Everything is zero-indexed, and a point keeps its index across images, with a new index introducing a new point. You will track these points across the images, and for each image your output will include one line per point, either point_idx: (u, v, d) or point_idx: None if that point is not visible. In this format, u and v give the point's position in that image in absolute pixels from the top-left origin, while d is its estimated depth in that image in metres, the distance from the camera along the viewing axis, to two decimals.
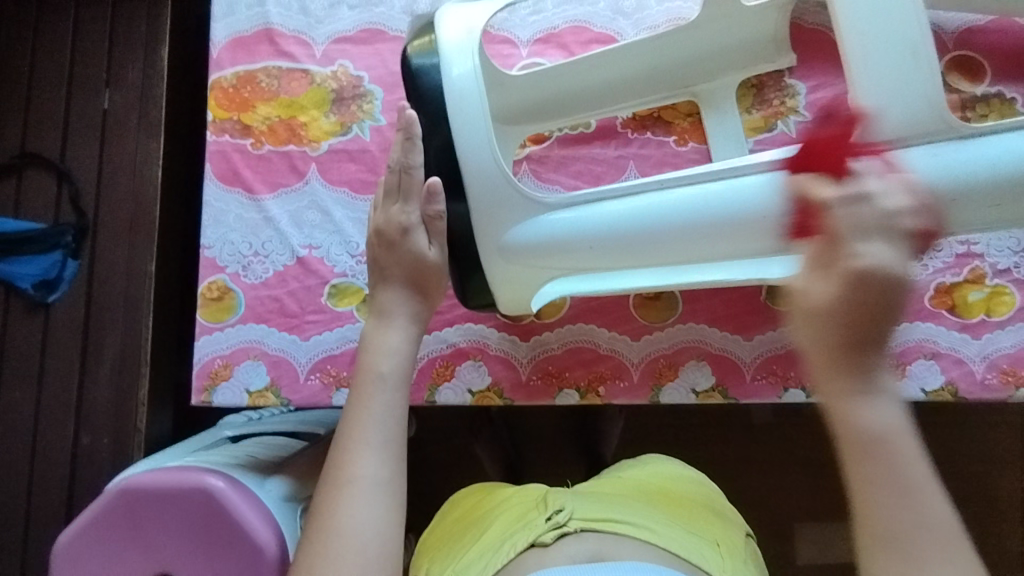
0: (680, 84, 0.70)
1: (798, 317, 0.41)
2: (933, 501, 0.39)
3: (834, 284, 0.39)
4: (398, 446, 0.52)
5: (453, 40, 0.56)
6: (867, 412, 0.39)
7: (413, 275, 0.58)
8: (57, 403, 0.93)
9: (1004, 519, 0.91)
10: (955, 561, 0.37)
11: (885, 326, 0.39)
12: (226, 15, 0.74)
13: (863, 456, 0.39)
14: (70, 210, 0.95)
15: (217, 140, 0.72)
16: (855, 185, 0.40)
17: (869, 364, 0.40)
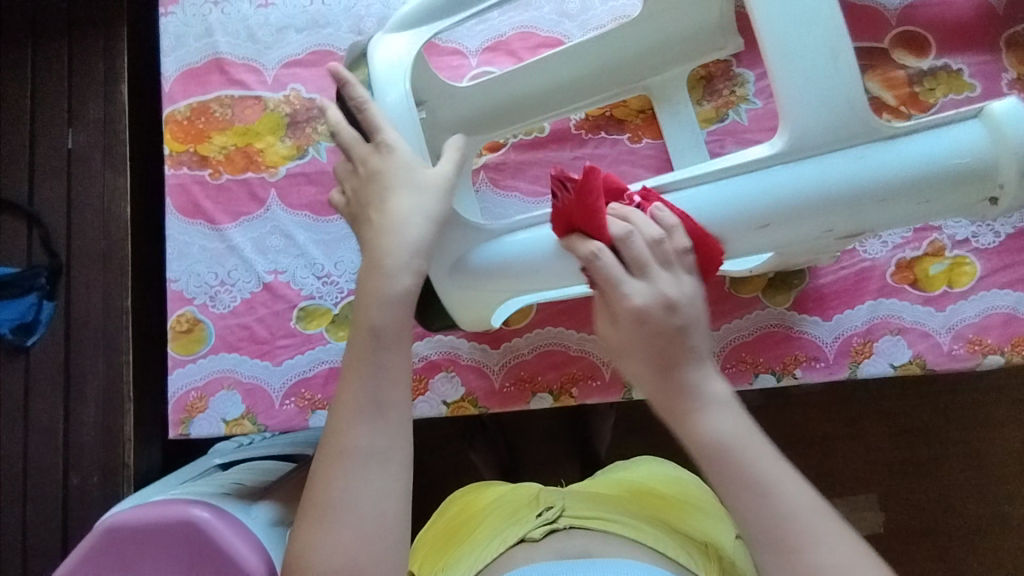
0: (630, 80, 0.69)
1: (623, 359, 0.49)
2: (787, 485, 0.43)
3: (628, 328, 0.47)
4: (397, 410, 0.48)
5: (384, 68, 0.55)
6: (702, 422, 0.46)
7: (425, 188, 0.52)
8: (45, 444, 0.93)
9: (991, 482, 0.92)
10: (822, 536, 0.42)
11: (686, 343, 0.47)
12: (175, 48, 0.75)
13: (709, 464, 0.45)
14: (42, 251, 0.95)
15: (176, 173, 0.73)
16: (614, 236, 0.47)
17: (680, 386, 0.47)
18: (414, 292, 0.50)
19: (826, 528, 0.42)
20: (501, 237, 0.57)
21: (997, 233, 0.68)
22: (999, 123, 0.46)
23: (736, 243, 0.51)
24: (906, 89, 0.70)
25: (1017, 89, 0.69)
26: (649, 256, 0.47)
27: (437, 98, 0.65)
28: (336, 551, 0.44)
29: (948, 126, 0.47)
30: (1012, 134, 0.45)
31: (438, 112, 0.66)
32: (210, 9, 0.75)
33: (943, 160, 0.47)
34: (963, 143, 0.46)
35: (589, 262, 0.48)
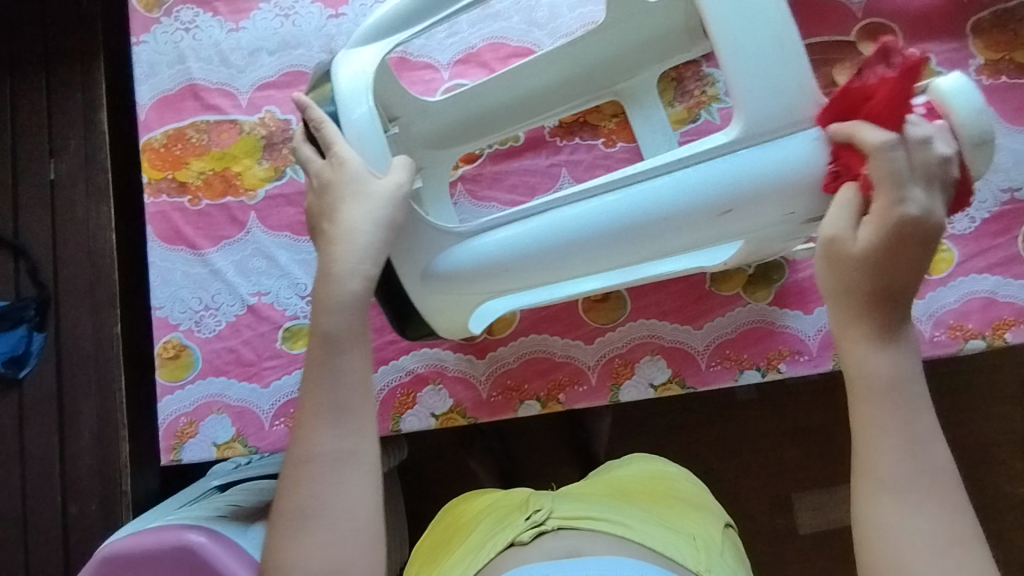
0: (603, 85, 0.69)
1: (830, 256, 0.47)
2: (939, 452, 0.44)
3: (874, 232, 0.44)
4: (357, 414, 0.51)
5: (347, 83, 0.55)
6: (879, 352, 0.45)
7: (370, 199, 0.52)
8: (43, 475, 0.94)
9: (987, 462, 0.92)
10: (954, 506, 0.43)
11: (914, 276, 0.45)
12: (149, 76, 0.75)
13: (882, 395, 0.45)
14: (30, 283, 0.95)
15: (156, 201, 0.73)
16: (905, 134, 0.44)
17: (888, 313, 0.45)
18: (364, 294, 0.53)
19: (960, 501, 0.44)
20: (471, 240, 0.58)
21: (973, 218, 0.68)
22: (945, 96, 0.46)
23: (701, 229, 0.52)
24: None
25: (984, 75, 0.70)
26: (936, 172, 0.44)
27: (411, 114, 0.67)
28: (313, 550, 0.49)
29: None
30: (956, 107, 0.45)
31: (413, 129, 0.67)
32: (181, 36, 0.75)
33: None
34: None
35: (868, 154, 0.44)
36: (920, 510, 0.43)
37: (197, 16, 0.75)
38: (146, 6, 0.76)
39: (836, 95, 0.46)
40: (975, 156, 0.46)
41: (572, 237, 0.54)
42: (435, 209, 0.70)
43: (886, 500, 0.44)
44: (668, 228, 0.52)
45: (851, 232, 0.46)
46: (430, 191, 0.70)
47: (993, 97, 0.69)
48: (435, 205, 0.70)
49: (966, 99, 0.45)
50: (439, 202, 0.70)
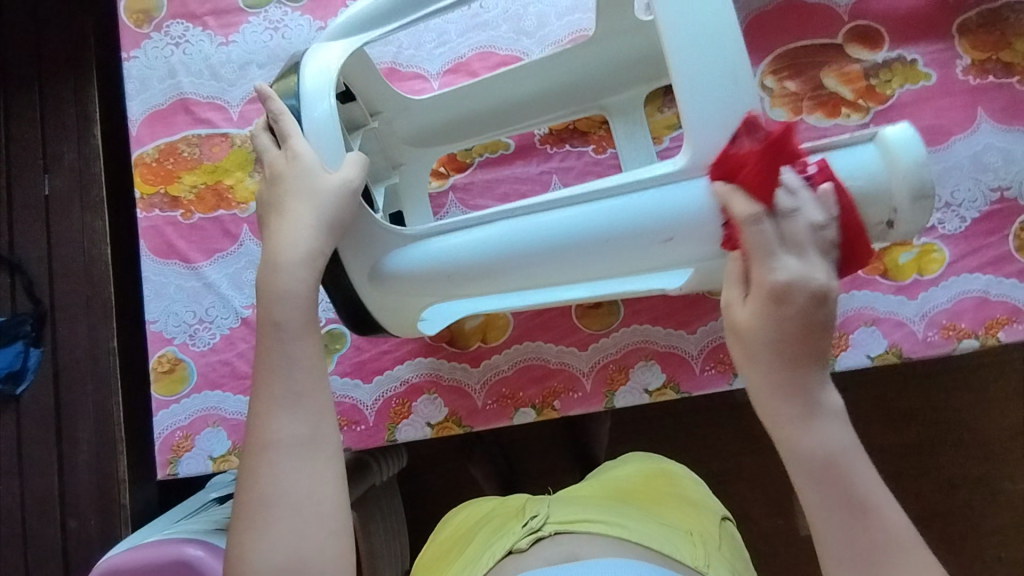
0: (586, 99, 0.70)
1: (734, 337, 0.47)
2: (887, 511, 0.45)
3: (759, 308, 0.45)
4: (313, 398, 0.50)
5: (311, 79, 0.54)
6: (808, 435, 0.45)
7: (316, 197, 0.52)
8: (41, 491, 0.94)
9: (988, 460, 0.92)
10: (921, 564, 0.44)
11: (817, 343, 0.45)
12: (140, 91, 0.75)
13: (812, 480, 0.45)
14: (26, 298, 0.96)
15: (148, 215, 0.73)
16: (774, 205, 0.45)
17: (797, 394, 0.45)
18: (312, 283, 0.52)
19: (921, 560, 0.44)
20: (422, 242, 0.57)
21: (963, 218, 0.68)
22: (891, 146, 0.51)
23: (644, 252, 0.53)
24: (862, 83, 0.71)
25: (971, 75, 0.70)
26: (807, 237, 0.44)
27: (392, 111, 0.67)
28: (276, 538, 0.47)
29: (848, 149, 0.51)
30: (901, 158, 0.50)
31: (394, 125, 0.68)
32: (172, 51, 0.76)
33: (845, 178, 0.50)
34: (863, 163, 0.51)
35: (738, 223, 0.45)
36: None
37: (187, 31, 0.76)
38: (136, 22, 0.76)
39: (715, 167, 0.49)
40: (910, 210, 0.51)
41: (522, 248, 0.54)
42: (411, 205, 0.70)
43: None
44: (609, 251, 0.53)
45: (739, 313, 0.47)
46: (407, 188, 0.70)
47: (981, 97, 0.70)
48: (412, 201, 0.70)
49: (910, 151, 0.50)
50: (417, 199, 0.70)
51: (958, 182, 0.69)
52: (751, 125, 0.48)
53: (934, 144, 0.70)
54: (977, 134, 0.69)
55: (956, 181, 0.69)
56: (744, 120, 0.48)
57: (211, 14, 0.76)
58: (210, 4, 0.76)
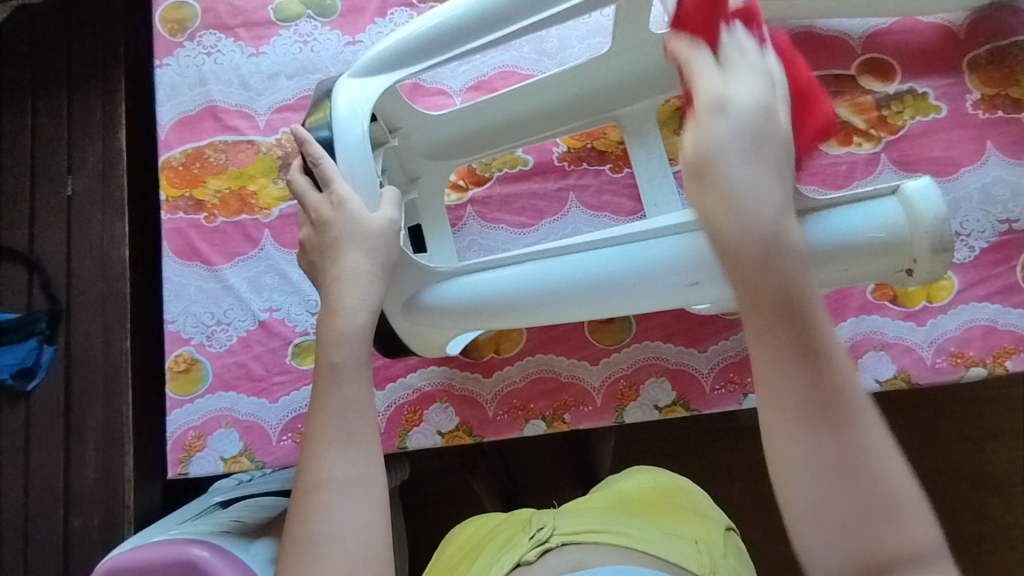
0: (602, 111, 0.71)
1: (686, 164, 0.40)
2: (845, 371, 0.38)
3: (711, 122, 0.39)
4: (366, 440, 0.51)
5: (343, 108, 0.56)
6: (760, 273, 0.38)
7: (372, 239, 0.53)
8: (46, 489, 0.94)
9: (994, 491, 0.92)
10: (876, 431, 0.37)
11: (769, 163, 0.39)
12: (170, 97, 0.77)
13: (764, 318, 0.38)
14: (42, 297, 0.97)
15: (172, 218, 0.75)
16: (724, 40, 0.43)
17: (754, 217, 0.38)
18: (369, 327, 0.53)
19: (872, 420, 0.38)
20: (458, 278, 0.58)
21: (972, 248, 0.70)
22: (913, 201, 0.53)
23: (670, 292, 0.55)
24: (874, 113, 0.73)
25: (980, 109, 0.72)
26: (749, 67, 0.41)
27: (411, 125, 0.67)
28: None
29: (872, 201, 0.53)
30: (923, 212, 0.52)
31: (412, 140, 0.68)
32: (203, 59, 0.78)
33: (868, 231, 0.52)
34: (883, 217, 0.52)
35: (683, 63, 0.43)
36: (818, 442, 0.37)
37: (219, 41, 0.78)
38: (170, 31, 0.79)
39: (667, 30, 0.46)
40: (931, 262, 0.53)
41: (550, 289, 0.56)
42: (430, 219, 0.72)
43: (774, 426, 0.38)
44: (636, 293, 0.55)
45: (681, 142, 0.41)
46: (425, 203, 0.71)
47: (990, 131, 0.72)
48: (430, 217, 0.72)
49: (931, 206, 0.52)
50: (435, 213, 0.72)
51: (966, 213, 0.70)
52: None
53: (944, 175, 0.71)
54: (986, 167, 0.71)
55: (965, 212, 0.70)
56: None
57: (243, 26, 0.78)
58: (242, 16, 0.78)
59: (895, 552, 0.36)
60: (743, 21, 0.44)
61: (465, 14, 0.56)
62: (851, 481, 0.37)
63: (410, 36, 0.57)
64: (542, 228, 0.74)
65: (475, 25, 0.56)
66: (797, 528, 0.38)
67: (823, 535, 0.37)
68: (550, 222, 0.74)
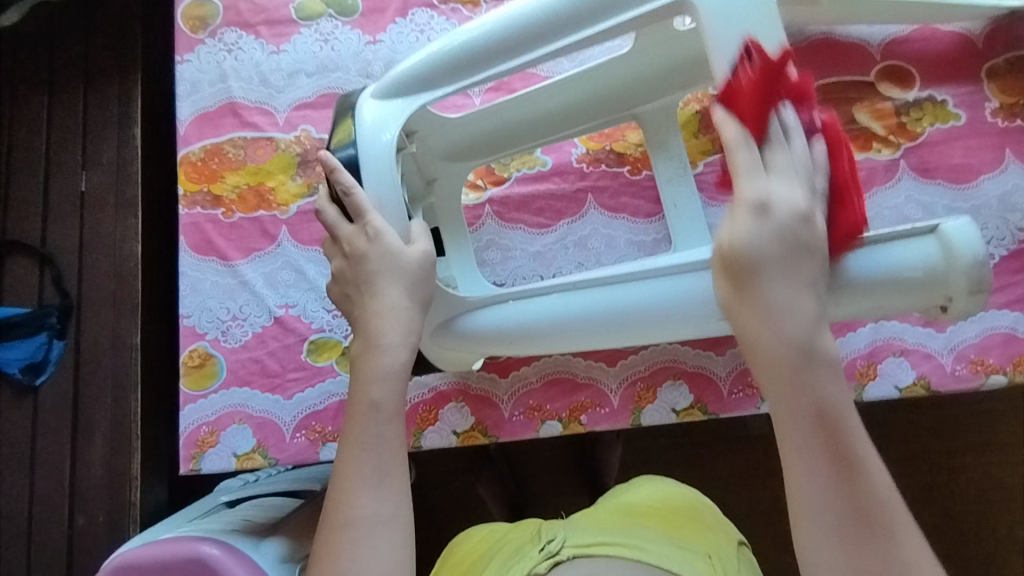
0: (621, 108, 0.69)
1: (724, 265, 0.46)
2: (874, 472, 0.45)
3: (758, 235, 0.45)
4: (398, 479, 0.53)
5: (368, 131, 0.56)
6: (807, 390, 0.44)
7: (405, 276, 0.55)
8: (51, 486, 0.93)
9: (1009, 504, 0.91)
10: (899, 522, 0.44)
11: (805, 278, 0.46)
12: (190, 93, 0.78)
13: (805, 437, 0.44)
14: (53, 292, 0.96)
15: (189, 212, 0.75)
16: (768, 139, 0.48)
17: (789, 330, 0.45)
18: (408, 364, 0.54)
19: (901, 522, 0.45)
20: (495, 308, 0.61)
21: (991, 255, 0.70)
22: (952, 241, 0.53)
23: (700, 325, 0.58)
24: (893, 120, 0.73)
25: (999, 118, 0.72)
26: (791, 165, 0.48)
27: (427, 128, 0.66)
28: None
29: (909, 240, 0.54)
30: (962, 252, 0.52)
31: (428, 142, 0.67)
32: (224, 56, 0.78)
33: (899, 270, 0.53)
34: (918, 257, 0.53)
35: (728, 148, 0.48)
36: (849, 540, 0.44)
37: (240, 38, 0.79)
38: (192, 27, 0.79)
39: (715, 95, 0.51)
40: (966, 301, 0.54)
41: (583, 319, 0.59)
42: (448, 219, 0.71)
43: (811, 526, 0.44)
44: (669, 325, 0.58)
45: (719, 237, 0.47)
46: (443, 204, 0.71)
47: (1010, 139, 0.72)
48: (448, 216, 0.71)
49: (970, 246, 0.53)
50: (453, 213, 0.72)
51: (986, 221, 0.70)
52: (748, 51, 0.50)
53: (962, 183, 0.71)
54: (1005, 174, 0.71)
55: (985, 219, 0.70)
56: (742, 47, 0.50)
57: (264, 24, 0.79)
58: (264, 14, 0.79)
59: None
60: (794, 101, 0.50)
61: (486, 35, 0.56)
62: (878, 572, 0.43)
63: (433, 56, 0.57)
64: (560, 229, 0.74)
65: (497, 48, 0.56)
66: None
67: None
68: (569, 223, 0.74)
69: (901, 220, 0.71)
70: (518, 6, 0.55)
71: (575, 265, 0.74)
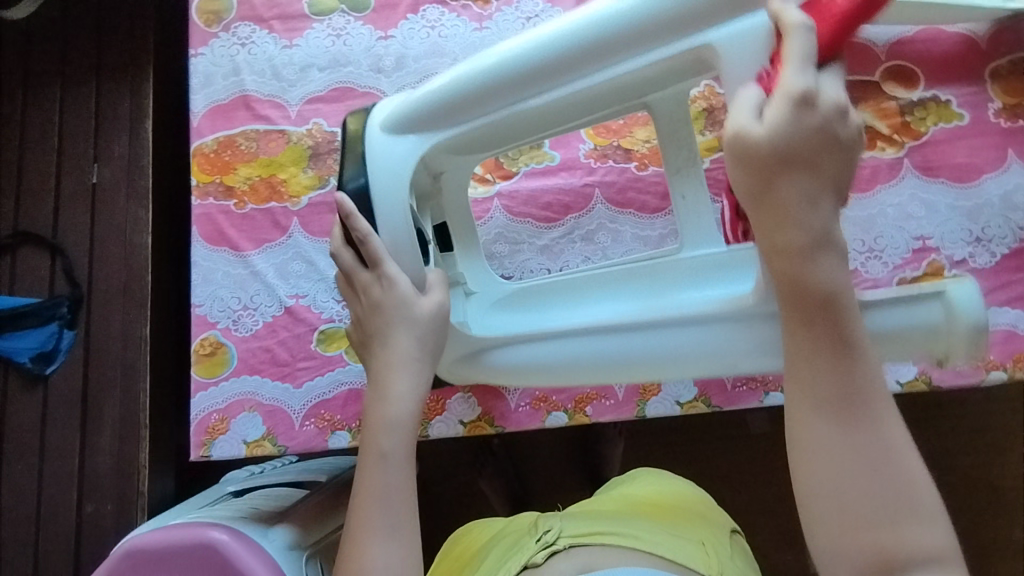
0: (634, 100, 0.62)
1: (745, 146, 0.41)
2: (872, 364, 0.41)
3: (790, 118, 0.40)
4: (409, 528, 0.53)
5: (376, 153, 0.58)
6: (816, 270, 0.41)
7: (419, 328, 0.56)
8: (61, 473, 0.94)
9: (1009, 502, 0.92)
10: (888, 418, 0.41)
11: (831, 162, 0.41)
12: (204, 86, 0.79)
13: (805, 319, 0.41)
14: (64, 282, 0.97)
15: (202, 203, 0.76)
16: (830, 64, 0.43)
17: (807, 215, 0.40)
18: (417, 416, 0.55)
19: (893, 419, 0.41)
20: (511, 346, 0.64)
21: (993, 253, 0.71)
22: (956, 305, 0.51)
23: (705, 366, 0.58)
24: (897, 119, 0.74)
25: (1003, 118, 0.73)
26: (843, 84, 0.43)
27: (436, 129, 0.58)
28: None
29: (911, 303, 0.52)
30: (963, 317, 0.51)
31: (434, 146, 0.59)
32: (237, 50, 0.79)
33: (898, 330, 0.52)
34: (918, 318, 0.52)
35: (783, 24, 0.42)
36: (841, 428, 0.41)
37: (254, 32, 0.80)
38: (206, 21, 0.80)
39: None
40: (964, 360, 0.52)
41: (595, 360, 0.61)
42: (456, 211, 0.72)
43: (802, 413, 0.41)
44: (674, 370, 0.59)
45: (738, 115, 0.42)
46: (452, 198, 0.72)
47: (1012, 139, 0.73)
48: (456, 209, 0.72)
49: (974, 313, 0.50)
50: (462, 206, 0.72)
51: (988, 219, 0.71)
52: None
53: (965, 182, 0.72)
54: (1007, 174, 0.72)
55: (987, 218, 0.71)
56: None
57: (277, 19, 0.80)
58: (277, 9, 0.80)
59: (904, 540, 0.39)
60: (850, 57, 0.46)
61: (501, 63, 0.54)
62: (869, 467, 0.40)
63: (456, 82, 0.56)
64: (567, 223, 0.75)
65: (517, 76, 0.54)
66: (811, 502, 0.41)
67: (840, 522, 0.40)
68: (576, 217, 0.75)
69: (905, 218, 0.72)
70: (529, 37, 0.53)
71: (582, 259, 0.75)
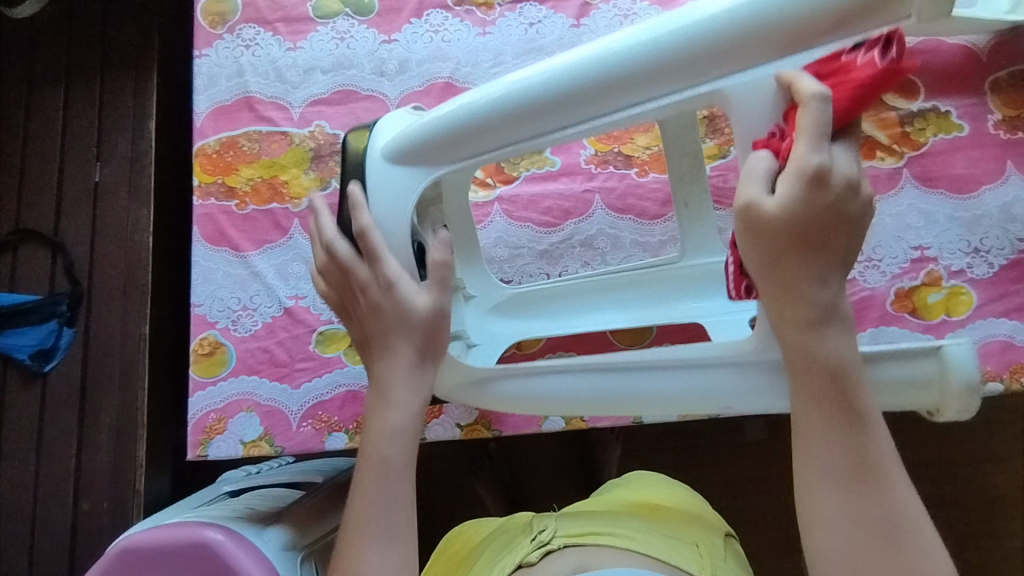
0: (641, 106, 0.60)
1: (758, 227, 0.44)
2: (879, 434, 0.45)
3: (804, 201, 0.42)
4: (406, 535, 0.53)
5: (378, 171, 0.57)
6: (823, 345, 0.44)
7: (419, 329, 0.55)
8: (58, 471, 0.94)
9: (1005, 512, 0.93)
10: (897, 484, 0.44)
11: (841, 242, 0.44)
12: (207, 87, 0.79)
13: (815, 392, 0.45)
14: (64, 280, 0.97)
15: (204, 203, 0.76)
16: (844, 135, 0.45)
17: (816, 291, 0.44)
18: (419, 421, 0.56)
19: (903, 486, 0.44)
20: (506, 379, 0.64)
21: (991, 264, 0.71)
22: (950, 365, 0.52)
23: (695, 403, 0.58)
24: (897, 129, 0.75)
25: (1002, 130, 0.73)
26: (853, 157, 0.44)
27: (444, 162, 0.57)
28: None
29: (909, 357, 0.53)
30: (957, 378, 0.52)
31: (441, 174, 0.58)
32: (241, 52, 0.80)
33: (890, 381, 0.53)
34: (913, 373, 0.53)
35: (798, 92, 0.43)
36: (852, 496, 0.44)
37: (258, 34, 0.80)
38: (211, 23, 0.80)
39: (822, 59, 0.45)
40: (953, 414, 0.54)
41: (588, 397, 0.61)
42: None
43: (814, 481, 0.44)
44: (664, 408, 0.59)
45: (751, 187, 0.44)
46: None
47: (1011, 151, 0.73)
48: None
49: (968, 375, 0.52)
50: None
51: (986, 230, 0.71)
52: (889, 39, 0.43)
53: (963, 193, 0.73)
54: (1006, 185, 0.72)
55: (986, 229, 0.71)
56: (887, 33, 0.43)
57: (281, 21, 0.80)
58: (282, 12, 0.80)
59: None
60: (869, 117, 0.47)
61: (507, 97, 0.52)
62: (881, 534, 0.43)
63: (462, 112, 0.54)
64: (567, 227, 0.75)
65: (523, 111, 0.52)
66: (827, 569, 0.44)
67: None
68: (576, 222, 0.76)
69: (903, 228, 0.73)
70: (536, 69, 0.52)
71: (581, 264, 0.75)
